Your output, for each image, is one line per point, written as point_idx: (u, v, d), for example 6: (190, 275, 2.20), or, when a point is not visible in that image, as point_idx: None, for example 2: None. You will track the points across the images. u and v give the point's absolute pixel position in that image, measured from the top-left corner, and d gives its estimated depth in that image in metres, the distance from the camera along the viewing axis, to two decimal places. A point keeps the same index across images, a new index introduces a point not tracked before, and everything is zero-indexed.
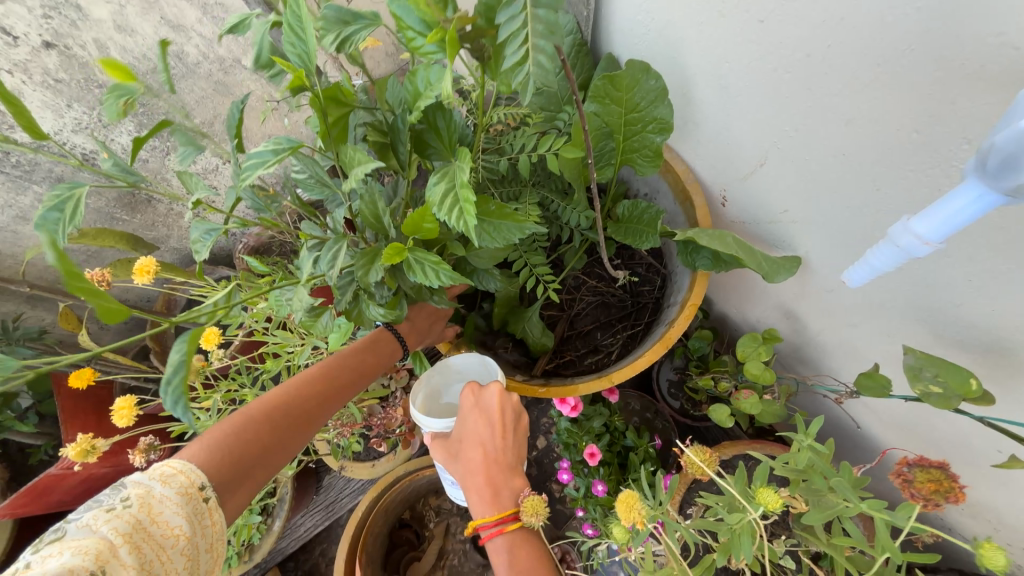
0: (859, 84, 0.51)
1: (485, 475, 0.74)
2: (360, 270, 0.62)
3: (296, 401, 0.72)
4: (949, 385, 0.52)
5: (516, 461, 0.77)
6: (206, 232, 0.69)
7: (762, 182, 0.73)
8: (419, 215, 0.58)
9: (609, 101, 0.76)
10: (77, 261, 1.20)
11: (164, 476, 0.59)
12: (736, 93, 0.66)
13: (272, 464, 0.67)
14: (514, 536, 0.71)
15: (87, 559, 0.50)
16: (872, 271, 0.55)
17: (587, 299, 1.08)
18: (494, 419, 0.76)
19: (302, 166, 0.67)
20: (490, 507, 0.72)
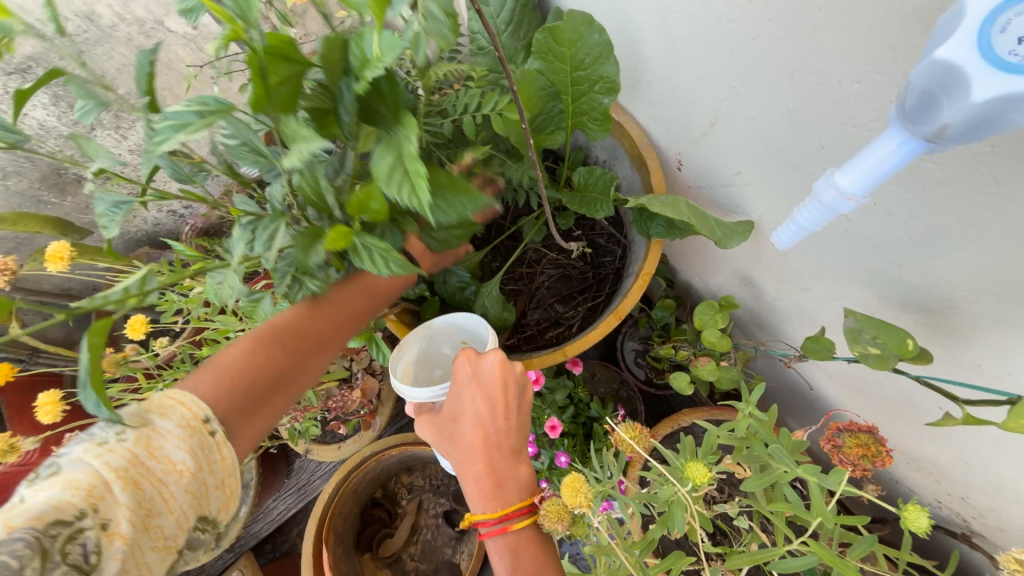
0: (799, 31, 0.48)
1: (484, 462, 0.67)
2: (301, 251, 0.56)
3: (310, 326, 0.64)
4: (886, 346, 0.51)
5: (519, 445, 0.69)
6: (112, 206, 0.61)
7: (714, 144, 0.70)
8: (363, 196, 0.52)
9: (553, 58, 0.72)
10: (6, 248, 1.12)
11: (163, 408, 0.52)
12: (684, 47, 0.62)
13: (289, 390, 0.62)
14: (516, 534, 0.63)
15: (77, 496, 0.45)
16: (800, 231, 0.53)
17: (548, 272, 1.05)
18: (494, 395, 0.69)
19: (230, 129, 0.55)
20: (490, 501, 0.65)
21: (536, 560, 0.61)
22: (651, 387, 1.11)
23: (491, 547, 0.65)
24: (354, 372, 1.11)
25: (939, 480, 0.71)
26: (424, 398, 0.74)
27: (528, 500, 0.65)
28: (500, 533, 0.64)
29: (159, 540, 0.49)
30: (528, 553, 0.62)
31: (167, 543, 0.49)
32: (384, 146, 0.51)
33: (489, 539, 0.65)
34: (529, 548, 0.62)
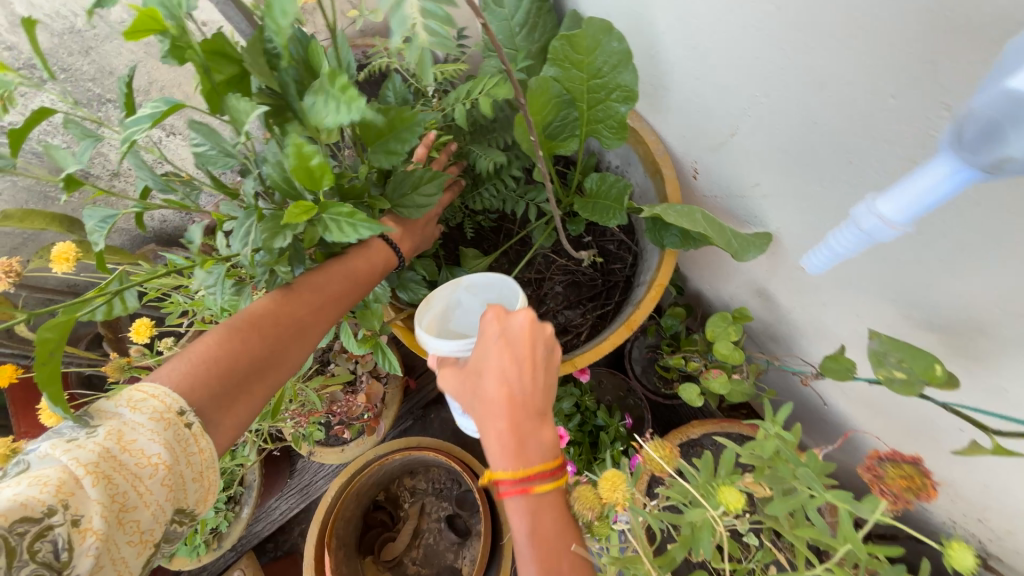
0: (832, 42, 0.46)
1: (508, 421, 0.60)
2: (265, 235, 0.55)
3: (289, 311, 0.60)
4: (913, 370, 0.50)
5: (545, 408, 0.63)
6: (100, 220, 0.61)
7: (733, 153, 0.68)
8: (301, 153, 0.49)
9: (568, 65, 0.70)
10: (12, 244, 1.11)
11: (134, 401, 0.50)
12: (707, 54, 0.60)
13: (270, 378, 0.58)
14: (537, 498, 0.59)
15: (46, 492, 0.43)
16: (834, 256, 0.52)
17: (557, 278, 1.04)
18: (521, 351, 0.62)
19: (198, 136, 0.56)
20: (513, 460, 0.59)
21: (548, 527, 0.59)
22: (659, 397, 1.09)
23: (510, 507, 0.60)
24: (360, 376, 1.10)
25: (956, 502, 0.69)
26: (447, 350, 0.69)
27: (552, 467, 0.60)
28: (520, 497, 0.59)
29: (135, 534, 0.48)
30: (546, 517, 0.59)
31: (143, 537, 0.48)
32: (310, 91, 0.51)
33: (509, 499, 0.60)
34: (548, 511, 0.60)
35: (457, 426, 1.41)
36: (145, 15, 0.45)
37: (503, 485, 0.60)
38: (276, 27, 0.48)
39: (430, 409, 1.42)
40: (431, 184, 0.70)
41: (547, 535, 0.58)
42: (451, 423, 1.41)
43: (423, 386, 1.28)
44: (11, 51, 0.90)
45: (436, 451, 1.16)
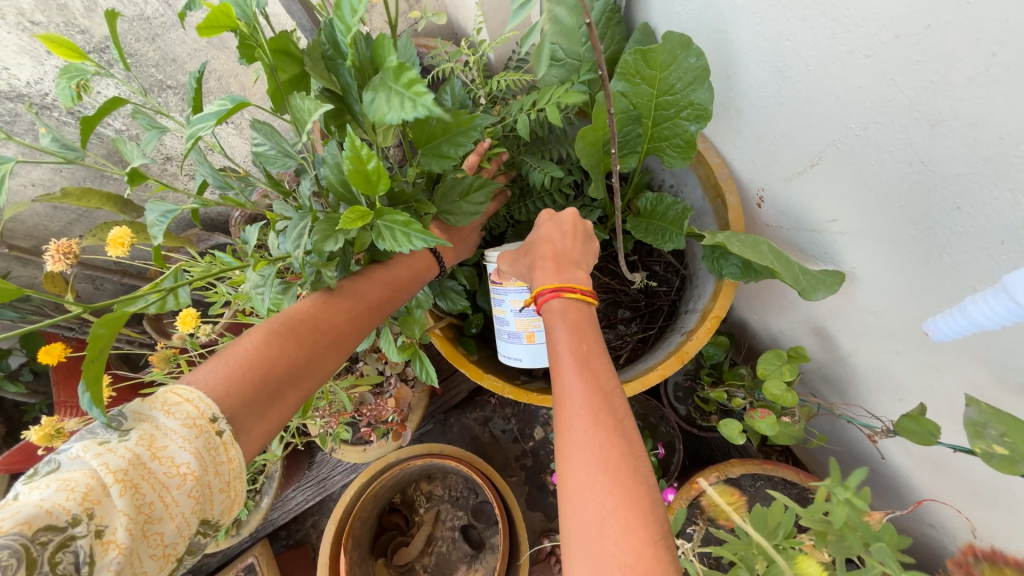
0: (959, 77, 0.41)
1: (552, 262, 0.64)
2: (317, 237, 0.53)
3: (328, 315, 0.59)
4: (1017, 447, 0.45)
5: (583, 258, 0.67)
6: (162, 214, 0.61)
7: (810, 185, 0.63)
8: (359, 155, 0.47)
9: (640, 80, 0.66)
10: (67, 220, 1.14)
11: (168, 405, 0.49)
12: (795, 78, 0.56)
13: (304, 384, 0.56)
14: (575, 308, 0.60)
15: (72, 499, 0.42)
16: (971, 325, 0.46)
17: (598, 297, 1.00)
18: (565, 226, 0.69)
19: (260, 136, 0.57)
20: (554, 276, 0.62)
21: (581, 325, 0.59)
22: (694, 428, 1.03)
23: (549, 317, 0.61)
24: (388, 378, 1.08)
25: None
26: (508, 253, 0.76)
27: (586, 284, 0.63)
28: (557, 298, 0.60)
29: (158, 548, 0.46)
30: (579, 317, 0.60)
31: (166, 551, 0.47)
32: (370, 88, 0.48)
33: (547, 308, 0.61)
34: (583, 321, 0.59)
35: (477, 434, 1.39)
36: (219, 12, 0.42)
37: (542, 297, 0.61)
38: (344, 27, 0.46)
39: (451, 414, 1.40)
40: (479, 193, 0.67)
41: (575, 327, 0.58)
42: (471, 430, 1.39)
43: (447, 392, 1.26)
44: (83, 35, 0.92)
45: (457, 460, 1.13)
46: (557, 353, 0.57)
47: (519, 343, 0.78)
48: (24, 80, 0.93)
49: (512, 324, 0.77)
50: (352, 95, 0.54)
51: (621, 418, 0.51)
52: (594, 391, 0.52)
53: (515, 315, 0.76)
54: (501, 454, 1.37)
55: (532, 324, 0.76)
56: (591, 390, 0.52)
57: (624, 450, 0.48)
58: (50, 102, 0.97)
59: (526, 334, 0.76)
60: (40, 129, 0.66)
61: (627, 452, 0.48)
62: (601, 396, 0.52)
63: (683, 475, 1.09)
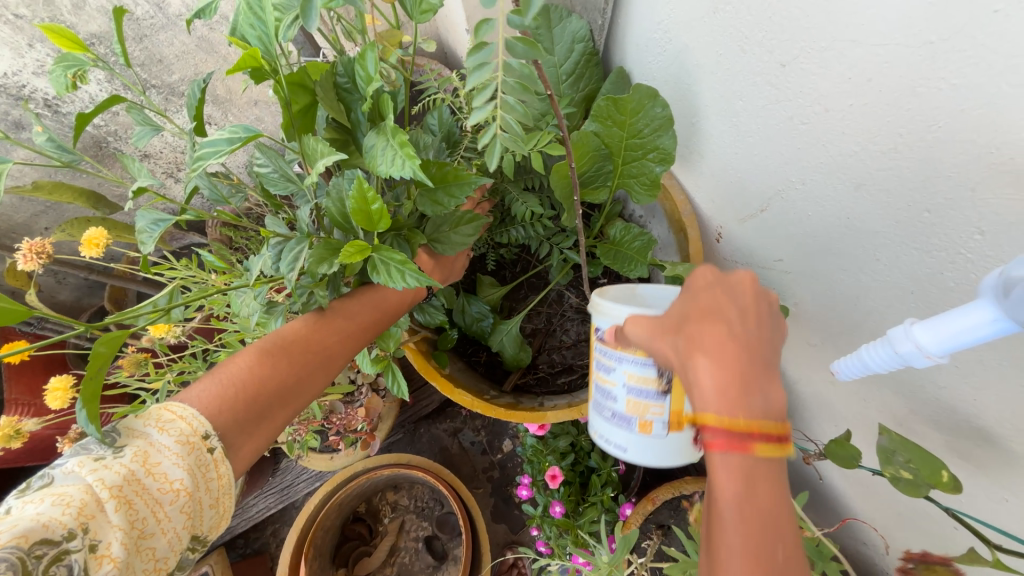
0: (875, 150, 0.48)
1: (734, 370, 0.43)
2: (313, 261, 0.57)
3: (319, 338, 0.61)
4: (919, 472, 0.51)
5: (773, 355, 0.46)
6: (152, 222, 0.62)
7: (760, 227, 0.70)
8: (364, 196, 0.51)
9: (612, 123, 0.71)
10: (33, 211, 1.11)
11: (162, 422, 0.51)
12: (747, 133, 0.62)
13: (294, 406, 0.59)
14: (761, 466, 0.42)
15: (68, 514, 0.43)
16: (864, 369, 0.51)
17: (569, 316, 1.04)
18: (742, 299, 0.48)
19: (264, 158, 0.60)
20: (734, 409, 0.42)
21: (766, 495, 0.42)
22: None
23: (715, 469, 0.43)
24: (359, 387, 1.08)
25: None
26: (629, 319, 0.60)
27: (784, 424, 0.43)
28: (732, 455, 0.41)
29: (150, 562, 0.48)
30: (762, 484, 0.42)
31: (158, 565, 0.49)
32: (374, 133, 0.53)
33: (717, 453, 0.42)
34: (764, 481, 0.42)
35: (445, 444, 1.40)
36: (248, 55, 0.44)
37: (711, 435, 0.42)
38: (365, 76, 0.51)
39: (421, 424, 1.42)
40: (470, 226, 0.71)
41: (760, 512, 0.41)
42: (440, 441, 1.41)
43: (419, 402, 1.28)
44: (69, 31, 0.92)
45: (424, 470, 1.15)
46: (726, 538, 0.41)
47: (626, 430, 0.65)
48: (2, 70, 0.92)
49: (621, 404, 0.64)
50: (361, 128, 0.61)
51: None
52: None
53: (628, 394, 0.63)
54: (469, 465, 1.39)
55: (648, 410, 0.63)
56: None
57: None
58: (27, 93, 0.96)
59: (638, 422, 0.64)
60: (34, 131, 0.66)
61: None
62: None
63: (643, 491, 1.13)
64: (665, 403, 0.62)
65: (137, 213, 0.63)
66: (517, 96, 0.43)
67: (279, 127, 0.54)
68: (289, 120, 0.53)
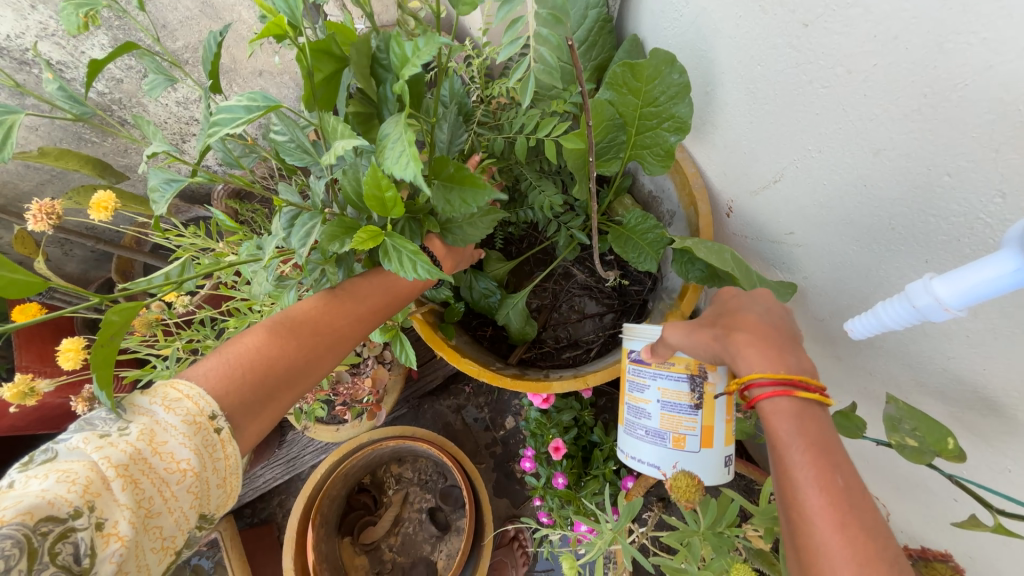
0: (897, 114, 0.47)
1: (765, 340, 0.57)
2: (327, 239, 0.58)
3: (328, 320, 0.62)
4: (925, 440, 0.51)
5: (795, 335, 0.59)
6: (165, 181, 0.62)
7: (773, 200, 0.69)
8: (378, 182, 0.51)
9: (627, 91, 0.71)
10: (39, 180, 1.11)
11: (168, 400, 0.51)
12: (764, 100, 0.61)
13: (302, 387, 0.59)
14: (801, 404, 0.52)
15: (73, 491, 0.43)
16: (879, 325, 0.51)
17: (575, 293, 1.05)
18: (761, 298, 0.63)
19: (281, 126, 0.60)
20: (773, 363, 0.54)
21: (819, 436, 0.50)
22: None
23: (769, 413, 0.52)
24: (365, 360, 1.09)
25: None
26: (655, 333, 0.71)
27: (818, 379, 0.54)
28: (784, 396, 0.52)
29: (158, 540, 0.49)
30: (814, 425, 0.51)
31: (165, 544, 0.49)
32: (394, 120, 0.51)
33: (766, 402, 0.53)
34: (816, 427, 0.50)
35: (449, 420, 1.42)
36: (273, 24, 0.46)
37: (758, 388, 0.53)
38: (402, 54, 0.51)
39: (425, 400, 1.43)
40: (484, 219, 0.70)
41: (812, 436, 0.50)
42: (444, 417, 1.43)
43: (424, 376, 1.29)
44: None
45: (429, 443, 1.17)
46: (795, 482, 0.47)
47: (660, 444, 0.70)
48: (4, 32, 0.90)
49: (656, 420, 0.71)
50: (385, 104, 0.61)
51: (885, 550, 0.43)
52: (853, 532, 0.44)
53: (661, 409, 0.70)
54: (472, 441, 1.41)
55: (681, 427, 0.69)
56: (844, 529, 0.44)
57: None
58: (29, 58, 0.94)
59: (673, 437, 0.69)
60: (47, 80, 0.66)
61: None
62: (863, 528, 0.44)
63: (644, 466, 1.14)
64: (697, 418, 0.68)
65: (150, 172, 0.64)
66: (549, 30, 0.43)
67: (301, 99, 0.54)
68: (309, 91, 0.53)
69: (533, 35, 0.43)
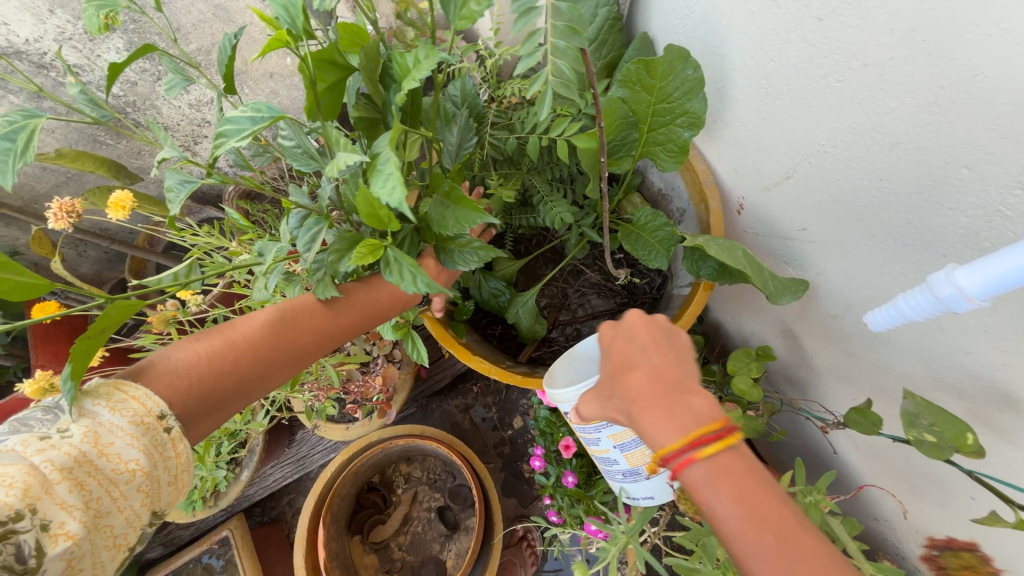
0: (915, 106, 0.47)
1: (659, 397, 0.55)
2: (333, 257, 0.59)
3: (290, 334, 0.60)
4: (943, 435, 0.51)
5: (686, 375, 0.58)
6: (180, 182, 0.63)
7: (785, 196, 0.69)
8: (371, 203, 0.51)
9: (640, 88, 0.71)
10: (55, 181, 1.13)
11: (113, 401, 0.48)
12: (776, 95, 0.61)
13: (248, 399, 0.57)
14: (713, 461, 0.50)
15: (12, 495, 0.41)
16: (900, 317, 0.50)
17: (583, 292, 1.05)
18: (643, 340, 0.62)
19: (289, 131, 0.60)
20: (675, 428, 0.53)
21: (745, 492, 0.49)
22: None
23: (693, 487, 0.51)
24: (375, 359, 1.10)
25: None
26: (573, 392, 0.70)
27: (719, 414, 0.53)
28: (694, 465, 0.50)
29: (110, 539, 0.47)
30: (736, 481, 0.49)
31: (118, 542, 0.47)
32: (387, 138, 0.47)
33: (686, 475, 0.51)
34: (751, 485, 0.49)
35: (457, 420, 1.42)
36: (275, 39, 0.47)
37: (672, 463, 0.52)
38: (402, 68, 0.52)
39: (433, 400, 1.44)
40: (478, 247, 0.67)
41: (737, 497, 0.48)
42: (451, 416, 1.43)
43: (433, 375, 1.29)
44: None
45: (438, 442, 1.17)
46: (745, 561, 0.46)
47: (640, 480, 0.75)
48: (24, 37, 0.92)
49: (624, 462, 0.74)
50: (390, 110, 0.61)
51: None
52: None
53: (622, 453, 0.72)
54: (480, 440, 1.41)
55: (645, 458, 0.72)
56: None
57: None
58: (48, 62, 0.96)
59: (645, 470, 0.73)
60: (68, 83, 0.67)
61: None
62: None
63: None
64: None
65: (166, 172, 0.64)
66: (566, 41, 0.41)
67: (305, 109, 0.55)
68: (312, 101, 0.54)
69: (551, 47, 0.41)
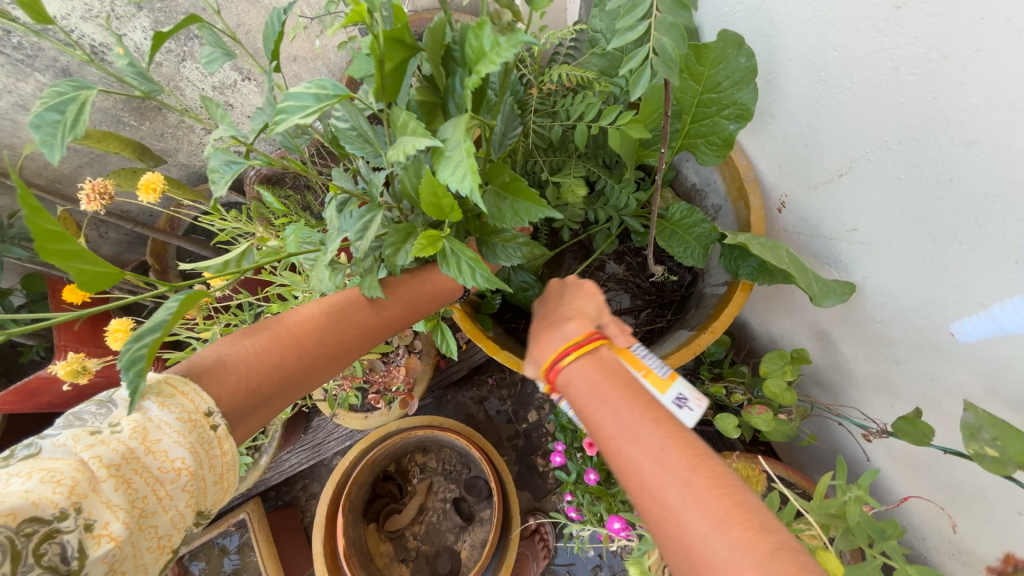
0: (1001, 103, 0.44)
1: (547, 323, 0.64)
2: (391, 249, 0.58)
3: (330, 331, 0.60)
4: (1006, 451, 0.49)
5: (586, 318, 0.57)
6: (225, 163, 0.61)
7: (835, 195, 0.66)
8: (436, 191, 0.50)
9: (687, 75, 0.69)
10: (79, 162, 1.12)
11: (162, 397, 0.48)
12: (837, 88, 0.58)
13: (292, 397, 0.58)
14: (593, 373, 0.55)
15: (59, 493, 0.40)
16: (998, 329, 0.51)
17: (610, 287, 1.02)
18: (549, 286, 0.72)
19: (344, 113, 0.58)
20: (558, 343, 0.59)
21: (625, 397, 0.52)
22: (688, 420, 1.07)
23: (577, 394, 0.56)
24: (396, 348, 1.09)
25: None
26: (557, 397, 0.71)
27: (585, 325, 0.60)
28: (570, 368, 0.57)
29: (154, 540, 0.46)
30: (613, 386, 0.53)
31: (162, 543, 0.46)
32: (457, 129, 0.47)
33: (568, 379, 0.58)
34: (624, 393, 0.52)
35: (472, 412, 1.42)
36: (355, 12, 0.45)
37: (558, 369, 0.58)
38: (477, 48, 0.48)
39: (448, 391, 1.43)
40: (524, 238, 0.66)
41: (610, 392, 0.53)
42: (466, 408, 1.42)
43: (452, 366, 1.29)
44: None
45: (457, 433, 1.17)
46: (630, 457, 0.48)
47: None
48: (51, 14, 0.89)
49: None
50: (452, 96, 0.57)
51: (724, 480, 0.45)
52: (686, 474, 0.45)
53: None
54: (494, 432, 1.40)
55: None
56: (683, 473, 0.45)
57: (767, 537, 0.41)
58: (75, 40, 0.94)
59: None
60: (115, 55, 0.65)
61: (776, 543, 0.41)
62: (698, 462, 0.46)
63: None
64: None
65: (211, 152, 0.63)
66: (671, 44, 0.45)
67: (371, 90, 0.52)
68: (379, 79, 0.50)
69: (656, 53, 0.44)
